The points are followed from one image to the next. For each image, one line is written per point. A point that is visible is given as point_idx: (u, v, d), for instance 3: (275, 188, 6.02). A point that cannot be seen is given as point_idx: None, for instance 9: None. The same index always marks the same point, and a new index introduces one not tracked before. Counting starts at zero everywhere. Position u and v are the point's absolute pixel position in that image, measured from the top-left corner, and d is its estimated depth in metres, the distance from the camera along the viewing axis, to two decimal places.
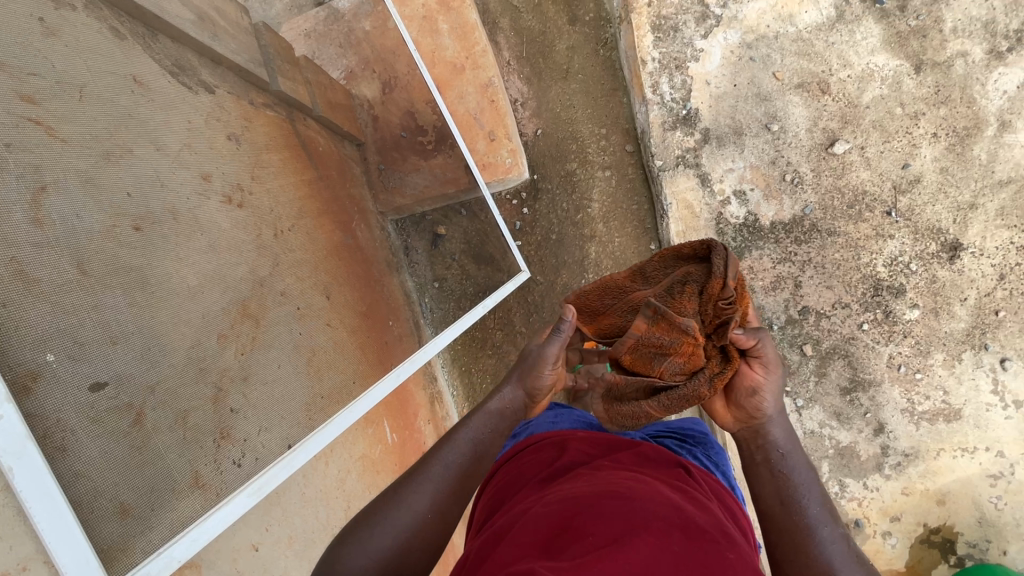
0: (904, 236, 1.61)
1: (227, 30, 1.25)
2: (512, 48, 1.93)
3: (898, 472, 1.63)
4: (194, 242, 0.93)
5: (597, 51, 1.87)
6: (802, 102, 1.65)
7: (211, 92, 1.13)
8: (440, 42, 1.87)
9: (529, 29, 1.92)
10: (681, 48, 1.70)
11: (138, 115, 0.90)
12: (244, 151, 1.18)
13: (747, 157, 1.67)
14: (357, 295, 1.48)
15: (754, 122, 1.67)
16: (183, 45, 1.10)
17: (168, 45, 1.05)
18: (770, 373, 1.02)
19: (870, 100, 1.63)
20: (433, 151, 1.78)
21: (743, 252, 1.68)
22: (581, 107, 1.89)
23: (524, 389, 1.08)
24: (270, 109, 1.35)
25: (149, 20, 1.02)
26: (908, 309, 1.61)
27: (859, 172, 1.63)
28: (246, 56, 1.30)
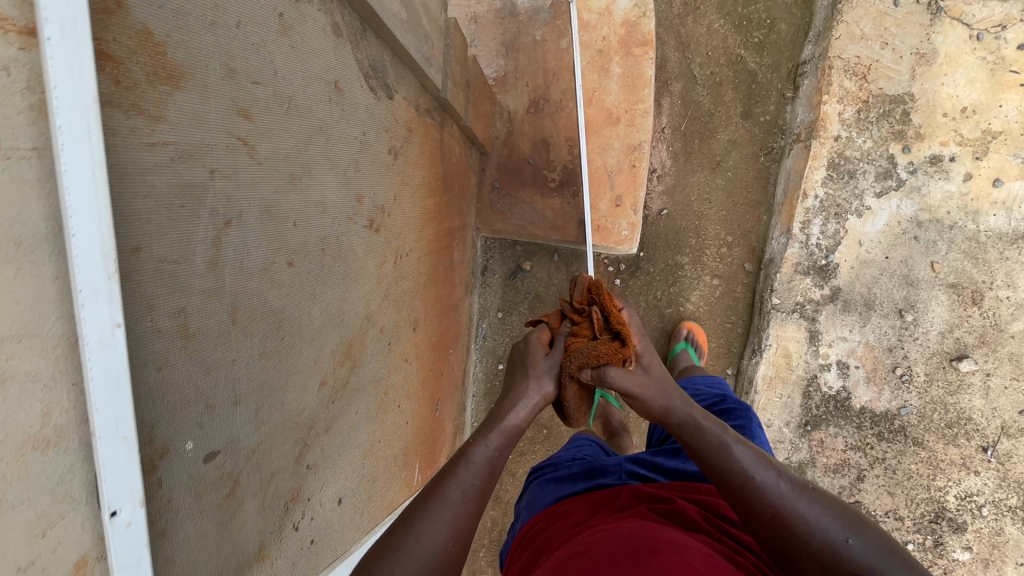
0: (989, 478, 1.52)
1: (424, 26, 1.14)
2: (672, 117, 1.80)
3: None
4: (329, 276, 0.86)
5: (757, 157, 1.75)
6: (947, 303, 1.54)
7: (390, 98, 1.04)
8: (605, 84, 1.75)
9: (697, 103, 1.78)
10: (848, 197, 1.58)
11: (325, 128, 0.82)
12: (397, 166, 1.09)
13: (866, 333, 1.58)
14: (435, 323, 1.42)
15: (889, 302, 1.57)
16: (384, 42, 0.99)
17: (372, 40, 0.95)
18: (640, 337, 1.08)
19: (1018, 330, 1.50)
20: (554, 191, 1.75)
21: (820, 423, 1.60)
22: (717, 205, 1.78)
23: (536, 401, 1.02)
24: (429, 115, 1.25)
25: (366, 14, 0.91)
26: (960, 551, 1.53)
27: (973, 397, 1.52)
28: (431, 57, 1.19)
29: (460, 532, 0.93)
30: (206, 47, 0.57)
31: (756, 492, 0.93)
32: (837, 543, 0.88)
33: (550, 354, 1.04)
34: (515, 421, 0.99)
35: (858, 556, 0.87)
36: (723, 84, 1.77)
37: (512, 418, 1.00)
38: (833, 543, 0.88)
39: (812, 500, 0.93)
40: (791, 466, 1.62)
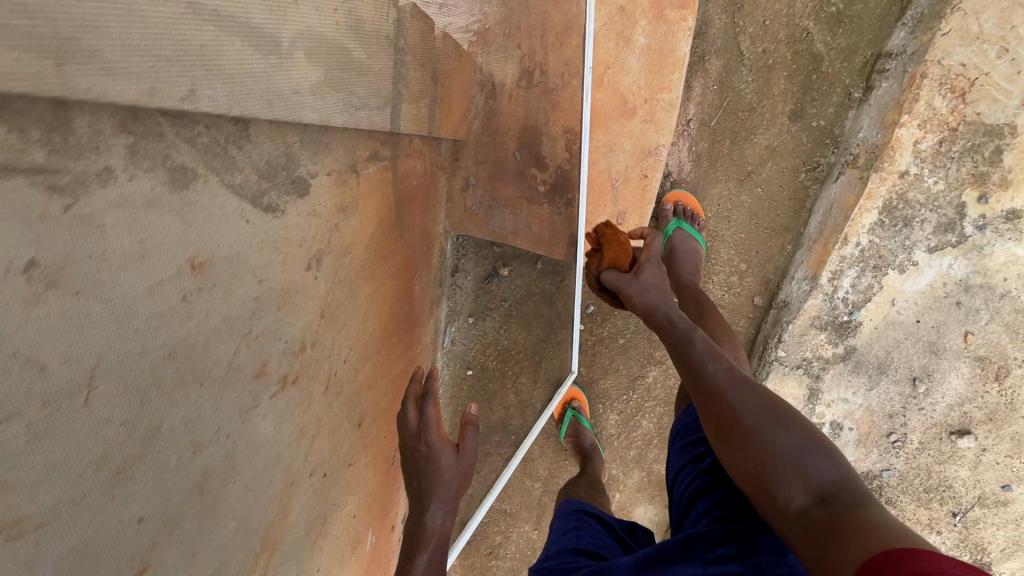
0: (949, 538, 1.52)
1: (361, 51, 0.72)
2: (703, 107, 1.39)
3: None
4: (220, 507, 0.63)
5: (797, 174, 1.40)
6: (967, 376, 1.38)
7: (303, 197, 0.69)
8: (624, 60, 1.29)
9: (738, 92, 1.36)
10: (894, 250, 1.31)
11: (189, 347, 0.52)
12: (322, 277, 0.78)
13: (871, 397, 1.44)
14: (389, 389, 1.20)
15: (904, 369, 1.40)
16: (285, 123, 0.62)
17: (264, 135, 0.58)
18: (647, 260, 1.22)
19: None
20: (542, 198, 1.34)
21: None
22: (736, 225, 1.47)
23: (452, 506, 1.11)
24: (373, 164, 0.88)
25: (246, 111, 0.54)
26: None
27: (958, 469, 1.47)
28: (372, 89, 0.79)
29: None
30: None
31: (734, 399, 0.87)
32: (786, 459, 0.75)
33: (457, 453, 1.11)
34: (436, 525, 1.09)
35: (799, 463, 0.74)
36: (775, 68, 1.33)
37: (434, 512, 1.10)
38: (798, 466, 0.74)
39: (745, 385, 0.89)
40: None
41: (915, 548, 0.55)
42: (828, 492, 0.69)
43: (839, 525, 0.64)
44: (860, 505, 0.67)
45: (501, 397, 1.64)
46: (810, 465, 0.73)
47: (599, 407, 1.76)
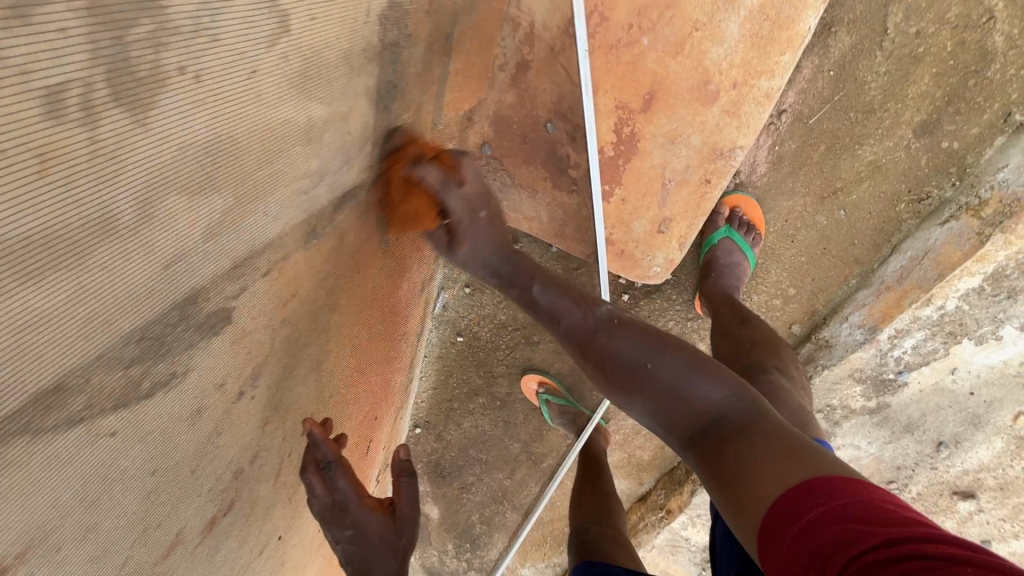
0: None
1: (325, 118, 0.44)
2: (805, 97, 1.05)
3: None
4: None
5: (896, 201, 1.10)
6: (998, 450, 1.26)
7: (226, 327, 0.46)
8: (722, 23, 0.93)
9: (860, 85, 1.02)
10: (982, 319, 1.09)
11: None
12: (264, 383, 0.58)
13: (884, 449, 1.33)
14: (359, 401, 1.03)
15: (933, 432, 1.27)
16: (173, 276, 0.37)
17: (137, 315, 0.36)
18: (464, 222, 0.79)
19: None
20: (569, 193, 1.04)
21: None
22: (797, 247, 1.20)
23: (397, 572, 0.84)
24: (348, 208, 0.62)
25: (83, 316, 0.31)
26: None
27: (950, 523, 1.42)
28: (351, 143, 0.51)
29: None
30: None
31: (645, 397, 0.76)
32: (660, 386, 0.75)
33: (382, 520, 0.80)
34: None
35: (680, 395, 0.73)
36: (922, 63, 0.99)
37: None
38: (639, 370, 0.76)
39: (620, 334, 0.78)
40: None
41: (807, 483, 0.59)
42: (709, 421, 0.71)
43: (746, 473, 0.64)
44: (777, 433, 0.66)
45: (490, 364, 1.53)
46: (687, 391, 0.73)
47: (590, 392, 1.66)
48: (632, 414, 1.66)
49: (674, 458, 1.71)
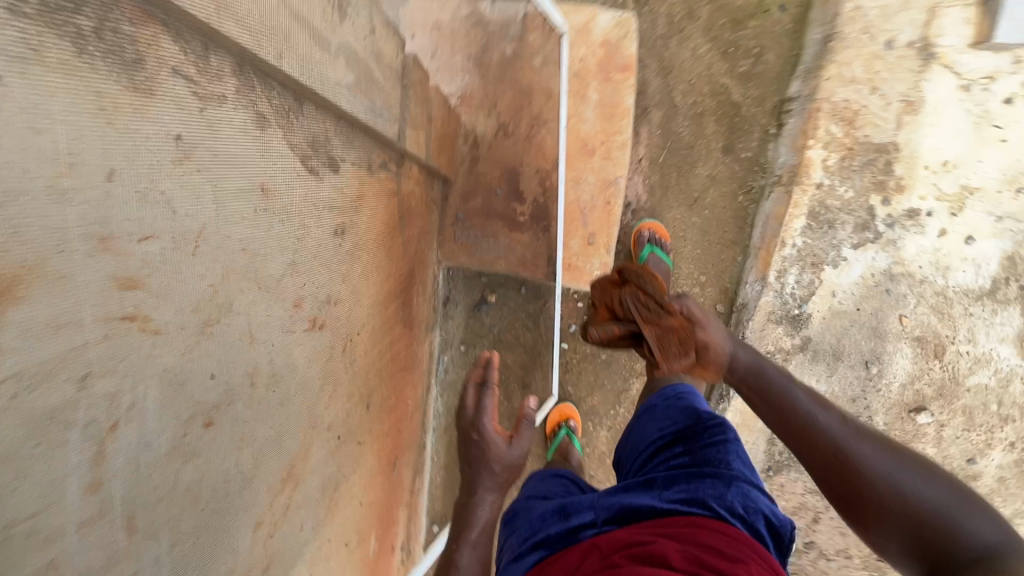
0: None
1: (380, 84, 0.96)
2: (651, 147, 1.69)
3: None
4: (263, 404, 0.75)
5: (736, 195, 1.65)
6: (912, 356, 1.55)
7: (335, 172, 0.89)
8: (582, 113, 1.62)
9: (677, 135, 1.67)
10: (826, 247, 1.54)
11: (255, 245, 0.69)
12: (345, 244, 0.96)
13: (832, 384, 1.58)
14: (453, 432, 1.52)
15: (856, 354, 1.56)
16: (326, 115, 0.83)
17: (314, 118, 0.80)
18: (708, 324, 1.18)
19: (973, 384, 1.55)
20: (524, 225, 1.62)
21: None
22: (692, 243, 1.70)
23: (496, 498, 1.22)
24: (383, 169, 1.10)
25: (304, 94, 0.76)
26: None
27: (927, 443, 1.59)
28: (389, 112, 1.02)
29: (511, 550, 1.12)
30: (69, 214, 0.43)
31: (798, 422, 1.00)
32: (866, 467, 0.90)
33: (509, 443, 1.27)
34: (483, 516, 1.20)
35: (909, 501, 0.85)
36: (705, 116, 1.66)
37: (482, 511, 1.20)
38: (895, 482, 0.87)
39: (870, 444, 0.93)
40: None
41: None
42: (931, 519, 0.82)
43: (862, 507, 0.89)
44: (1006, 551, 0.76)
45: None
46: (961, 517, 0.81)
47: (588, 424, 1.85)
48: None
49: None
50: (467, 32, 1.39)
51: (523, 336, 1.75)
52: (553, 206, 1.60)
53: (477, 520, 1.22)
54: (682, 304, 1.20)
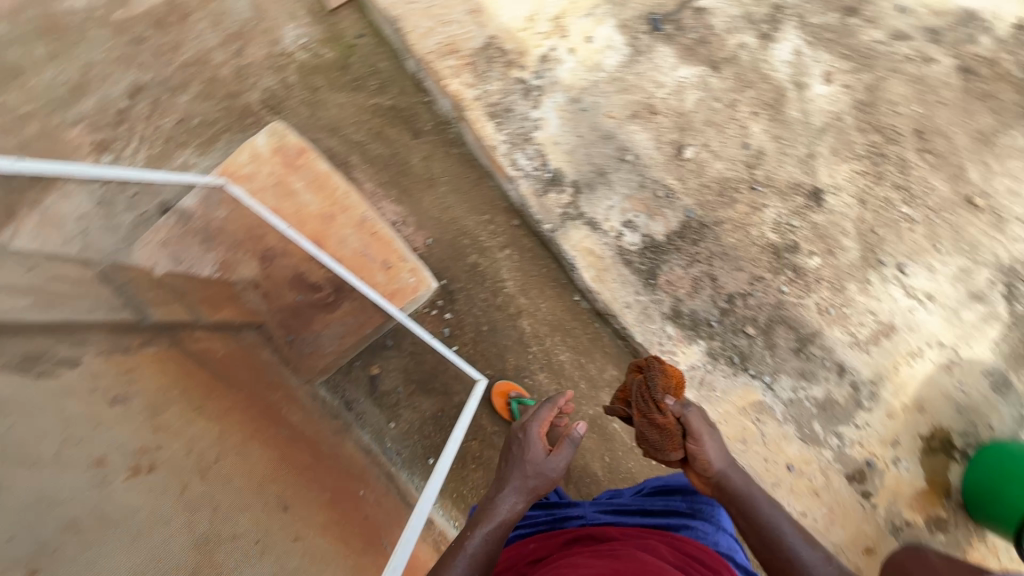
0: (774, 200, 1.81)
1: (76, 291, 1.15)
2: (372, 178, 1.98)
3: (875, 400, 1.74)
4: (109, 540, 0.90)
5: (450, 151, 1.98)
6: (640, 128, 1.84)
7: (75, 363, 1.04)
8: (301, 200, 1.88)
9: (380, 156, 1.99)
10: (522, 124, 1.85)
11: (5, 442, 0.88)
12: (135, 405, 1.06)
13: (620, 190, 1.83)
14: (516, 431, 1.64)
15: (611, 160, 1.83)
16: (31, 334, 1.04)
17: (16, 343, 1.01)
18: (701, 440, 1.33)
19: (692, 105, 1.84)
20: (336, 302, 1.74)
21: (656, 271, 1.80)
22: (457, 204, 1.97)
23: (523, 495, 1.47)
24: (148, 343, 1.24)
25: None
26: (808, 256, 1.79)
27: (712, 162, 1.83)
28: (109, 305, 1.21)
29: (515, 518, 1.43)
30: None
31: (762, 532, 1.29)
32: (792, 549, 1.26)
33: (551, 454, 1.52)
34: (506, 513, 1.45)
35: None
36: (382, 131, 1.99)
37: (507, 513, 1.44)
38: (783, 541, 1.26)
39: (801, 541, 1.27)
40: (669, 316, 1.79)
41: None
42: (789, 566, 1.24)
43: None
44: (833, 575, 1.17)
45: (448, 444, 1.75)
46: None
47: (528, 382, 1.94)
48: (560, 360, 1.94)
49: (620, 345, 1.92)
50: (183, 232, 1.65)
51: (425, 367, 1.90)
52: (338, 272, 1.80)
53: (503, 513, 1.45)
54: (678, 410, 1.36)
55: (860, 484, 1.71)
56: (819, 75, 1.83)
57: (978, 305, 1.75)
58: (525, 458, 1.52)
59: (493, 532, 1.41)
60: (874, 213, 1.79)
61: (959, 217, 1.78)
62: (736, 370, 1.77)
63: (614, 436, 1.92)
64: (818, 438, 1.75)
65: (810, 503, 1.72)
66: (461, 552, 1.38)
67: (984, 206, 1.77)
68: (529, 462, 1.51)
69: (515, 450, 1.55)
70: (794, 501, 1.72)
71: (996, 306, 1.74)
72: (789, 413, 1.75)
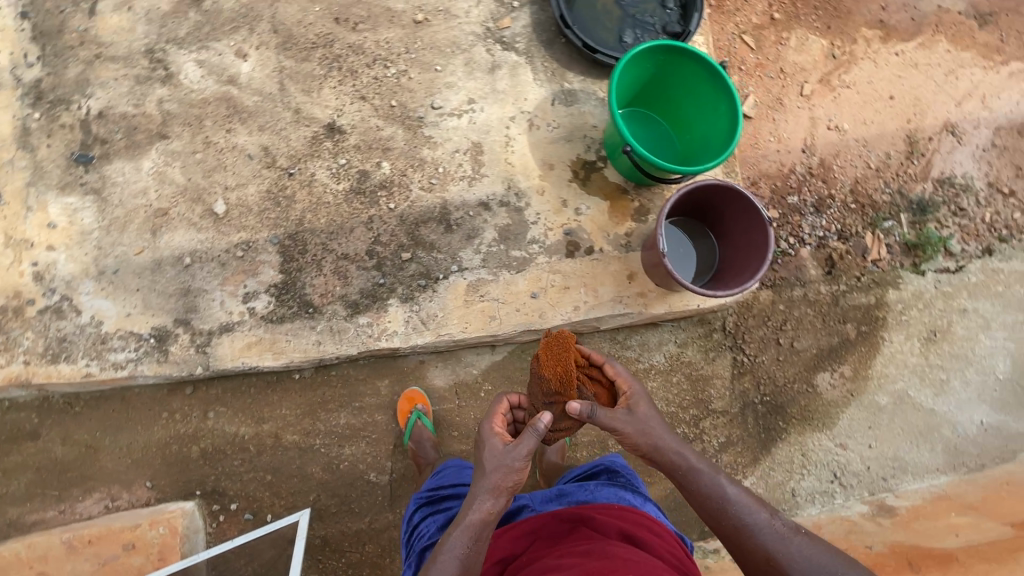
0: (314, 164, 1.84)
1: None
2: (48, 503, 1.77)
3: (522, 195, 1.87)
4: None
5: (78, 412, 1.80)
6: (171, 232, 1.78)
7: None
8: None
9: (33, 482, 1.78)
10: (88, 335, 1.71)
11: None
12: None
13: (213, 285, 1.77)
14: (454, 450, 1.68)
15: (180, 276, 1.76)
16: None
17: None
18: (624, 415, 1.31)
19: (184, 176, 1.80)
20: None
21: (305, 300, 1.78)
22: (134, 435, 1.82)
23: (493, 494, 1.27)
24: None
25: None
26: (377, 168, 1.85)
27: (245, 191, 1.81)
28: None
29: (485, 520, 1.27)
30: None
31: (725, 524, 1.20)
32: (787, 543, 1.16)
33: (509, 447, 1.32)
34: (479, 514, 1.26)
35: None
36: (11, 465, 1.78)
37: (478, 514, 1.26)
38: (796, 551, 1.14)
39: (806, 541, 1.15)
40: (351, 312, 1.78)
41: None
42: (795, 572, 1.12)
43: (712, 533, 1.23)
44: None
45: None
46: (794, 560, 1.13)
47: (343, 465, 1.89)
48: (344, 424, 1.90)
49: (362, 363, 1.90)
50: None
51: (266, 555, 1.82)
52: None
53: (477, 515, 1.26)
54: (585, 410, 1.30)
55: (579, 250, 1.86)
56: (233, 58, 1.85)
57: (500, 70, 1.91)
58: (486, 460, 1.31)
59: (467, 537, 1.21)
60: (379, 94, 1.87)
61: (425, 35, 1.91)
62: (432, 287, 1.81)
63: (438, 416, 1.95)
64: (526, 257, 1.85)
65: (571, 298, 1.85)
66: (436, 559, 1.19)
67: (428, 12, 1.92)
68: (495, 459, 1.32)
69: (478, 446, 1.36)
70: (560, 310, 1.84)
71: (509, 58, 1.92)
72: (492, 266, 1.84)
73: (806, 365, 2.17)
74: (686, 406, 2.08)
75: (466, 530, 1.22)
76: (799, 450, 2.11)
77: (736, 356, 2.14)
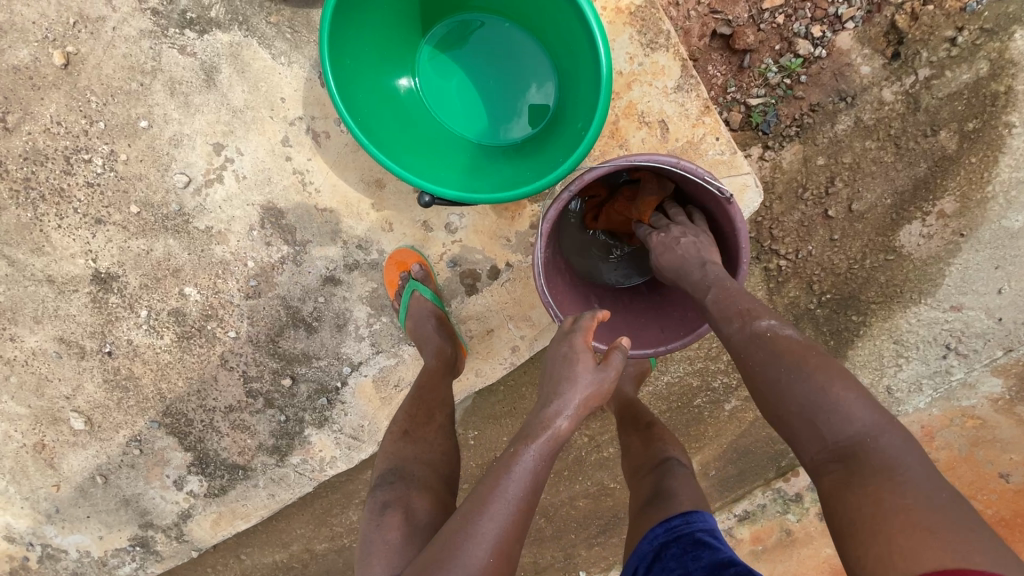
0: (119, 329, 1.39)
1: None
2: None
3: (370, 241, 1.27)
4: None
5: None
6: (65, 459, 1.56)
7: None
8: None
9: None
10: (89, 564, 1.70)
11: None
12: None
13: (142, 485, 1.58)
14: (400, 465, 1.04)
15: (110, 489, 1.60)
16: None
17: None
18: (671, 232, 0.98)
19: (24, 405, 1.49)
20: None
21: (228, 464, 1.53)
22: None
23: (544, 432, 0.84)
24: None
25: None
26: (186, 298, 1.35)
27: (87, 391, 1.47)
28: None
29: (528, 487, 0.81)
30: None
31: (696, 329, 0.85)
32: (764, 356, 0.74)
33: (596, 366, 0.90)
34: (526, 458, 0.83)
35: (816, 421, 0.67)
36: None
37: (562, 426, 0.85)
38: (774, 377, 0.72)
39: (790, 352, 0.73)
40: (277, 456, 1.51)
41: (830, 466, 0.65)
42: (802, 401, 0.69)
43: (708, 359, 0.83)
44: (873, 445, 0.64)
45: None
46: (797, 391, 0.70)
47: None
48: (356, 520, 1.79)
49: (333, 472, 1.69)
50: None
51: None
52: None
53: (522, 453, 0.83)
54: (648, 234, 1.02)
55: (482, 276, 1.28)
56: None
57: (220, 69, 1.14)
58: (573, 373, 0.88)
59: (548, 455, 0.84)
60: (111, 205, 1.26)
61: (91, 78, 1.16)
62: (338, 398, 1.42)
63: None
64: None
65: (501, 337, 1.32)
66: (463, 538, 0.77)
67: (67, 39, 1.14)
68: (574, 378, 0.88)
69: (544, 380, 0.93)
70: (495, 357, 1.34)
71: (220, 42, 1.14)
72: (389, 347, 1.37)
73: (878, 227, 1.45)
74: (717, 353, 1.58)
75: (509, 495, 0.80)
76: (890, 340, 1.53)
77: (767, 264, 1.51)
